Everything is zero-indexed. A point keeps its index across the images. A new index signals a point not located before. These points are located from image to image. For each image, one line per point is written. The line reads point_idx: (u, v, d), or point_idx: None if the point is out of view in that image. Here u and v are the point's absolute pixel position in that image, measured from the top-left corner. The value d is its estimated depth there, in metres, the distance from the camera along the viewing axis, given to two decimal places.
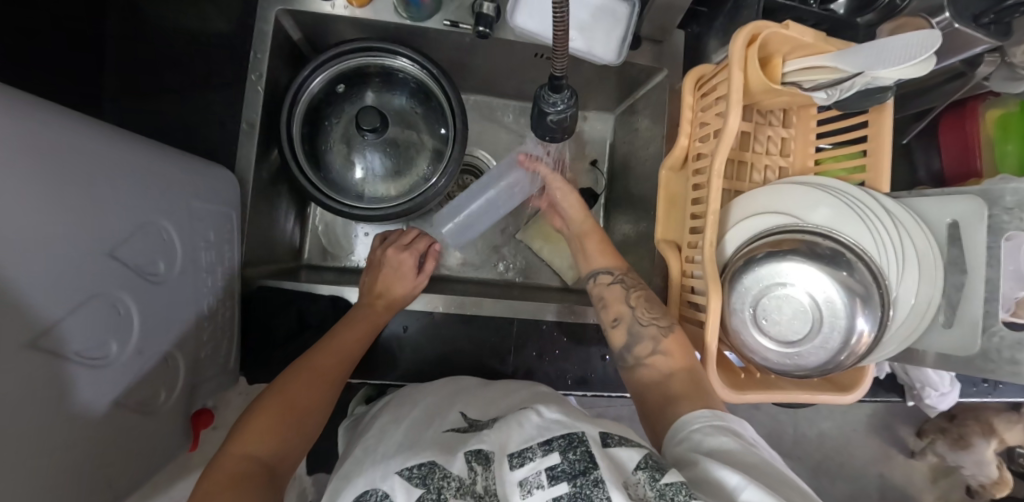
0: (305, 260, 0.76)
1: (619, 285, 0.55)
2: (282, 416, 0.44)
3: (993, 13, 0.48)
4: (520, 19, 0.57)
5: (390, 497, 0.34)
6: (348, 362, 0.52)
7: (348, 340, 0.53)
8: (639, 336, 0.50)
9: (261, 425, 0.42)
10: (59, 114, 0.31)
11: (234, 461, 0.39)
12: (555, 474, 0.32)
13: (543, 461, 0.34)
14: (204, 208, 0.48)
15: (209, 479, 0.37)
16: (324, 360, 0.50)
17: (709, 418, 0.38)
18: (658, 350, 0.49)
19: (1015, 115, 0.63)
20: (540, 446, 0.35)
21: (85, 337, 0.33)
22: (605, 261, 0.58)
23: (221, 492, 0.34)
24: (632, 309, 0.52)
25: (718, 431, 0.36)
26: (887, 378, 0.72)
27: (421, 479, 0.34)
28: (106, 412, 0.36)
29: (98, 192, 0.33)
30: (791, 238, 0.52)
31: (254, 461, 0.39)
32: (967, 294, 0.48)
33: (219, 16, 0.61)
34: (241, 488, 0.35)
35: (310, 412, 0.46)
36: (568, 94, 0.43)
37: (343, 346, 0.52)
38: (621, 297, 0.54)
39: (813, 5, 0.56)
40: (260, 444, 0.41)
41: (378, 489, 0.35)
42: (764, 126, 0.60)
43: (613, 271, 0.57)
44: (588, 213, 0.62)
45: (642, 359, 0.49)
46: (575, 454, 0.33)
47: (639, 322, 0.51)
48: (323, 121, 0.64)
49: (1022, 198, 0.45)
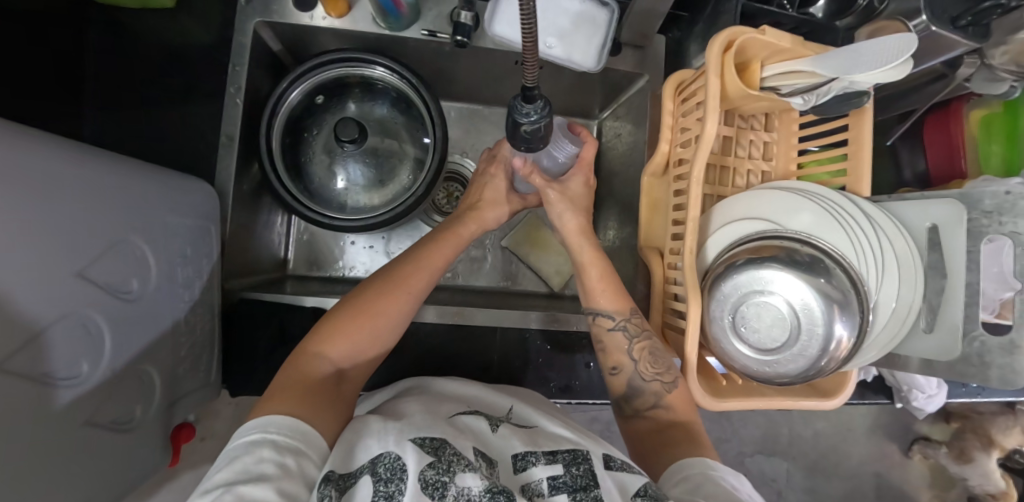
0: (291, 270, 0.76)
1: (621, 332, 0.52)
2: (362, 324, 0.47)
3: (969, 16, 0.48)
4: (498, 28, 0.57)
5: (402, 462, 0.32)
6: (428, 284, 0.52)
7: (434, 260, 0.53)
8: (640, 391, 0.50)
9: (343, 330, 0.46)
10: (25, 138, 0.31)
11: (311, 359, 0.44)
12: (557, 484, 0.35)
13: (546, 468, 0.36)
14: (181, 223, 0.48)
15: (295, 371, 0.42)
16: (411, 279, 0.51)
17: (703, 467, 0.40)
18: (660, 404, 0.49)
19: (1000, 115, 0.65)
20: (543, 455, 0.38)
21: (56, 360, 0.32)
22: (607, 305, 0.54)
23: (293, 393, 0.39)
24: (634, 362, 0.51)
25: (713, 480, 0.39)
26: (874, 380, 0.71)
27: (432, 450, 0.33)
28: (82, 432, 0.36)
29: (69, 213, 0.33)
30: (770, 245, 0.52)
31: (327, 364, 0.44)
32: (947, 299, 0.48)
33: (201, 29, 0.62)
34: (306, 395, 0.39)
35: (387, 326, 0.48)
36: (541, 105, 0.42)
37: (428, 267, 0.52)
38: (622, 347, 0.52)
39: (791, 9, 0.56)
40: (337, 349, 0.45)
41: (390, 453, 0.33)
42: (746, 131, 0.60)
43: (615, 317, 0.53)
44: (586, 238, 0.56)
45: (642, 411, 0.50)
46: (578, 470, 0.36)
47: (641, 378, 0.51)
48: (304, 133, 0.65)
49: (1000, 201, 0.45)
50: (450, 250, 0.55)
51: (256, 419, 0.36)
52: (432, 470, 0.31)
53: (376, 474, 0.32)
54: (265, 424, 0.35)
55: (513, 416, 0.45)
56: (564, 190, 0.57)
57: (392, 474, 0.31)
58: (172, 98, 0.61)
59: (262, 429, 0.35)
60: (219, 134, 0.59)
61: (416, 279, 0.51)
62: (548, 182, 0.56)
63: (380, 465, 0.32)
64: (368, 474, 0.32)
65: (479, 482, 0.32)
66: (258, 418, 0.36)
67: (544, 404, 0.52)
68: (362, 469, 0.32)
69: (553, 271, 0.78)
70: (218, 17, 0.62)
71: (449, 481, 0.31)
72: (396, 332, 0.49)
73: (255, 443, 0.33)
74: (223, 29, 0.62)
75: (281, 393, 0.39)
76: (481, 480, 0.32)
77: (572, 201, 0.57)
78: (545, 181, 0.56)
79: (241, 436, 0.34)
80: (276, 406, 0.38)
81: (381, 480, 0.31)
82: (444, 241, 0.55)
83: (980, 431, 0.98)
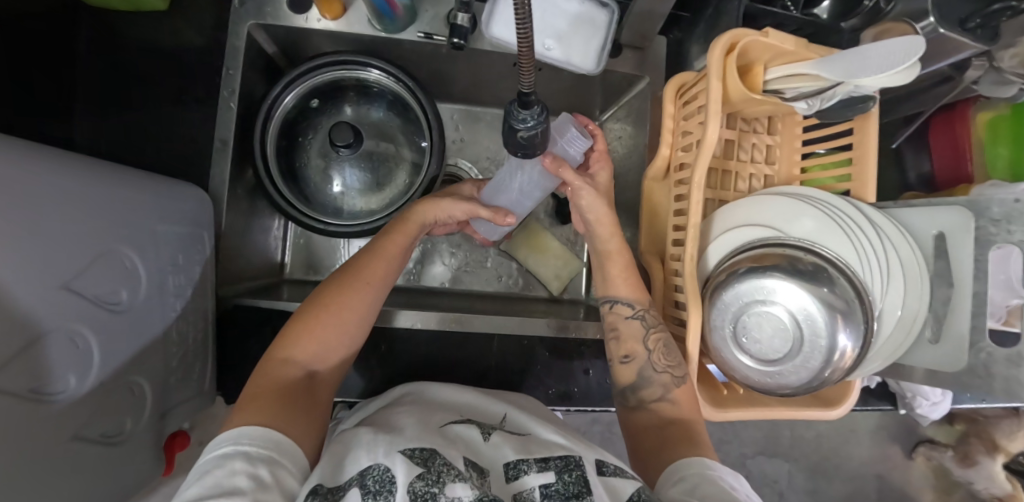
0: (287, 274, 0.75)
1: (638, 321, 0.52)
2: (326, 324, 0.46)
3: (980, 17, 0.48)
4: (495, 29, 0.56)
5: (391, 474, 0.31)
6: (388, 273, 0.51)
7: (392, 250, 0.52)
8: (649, 381, 0.49)
9: (308, 332, 0.45)
10: (9, 149, 0.30)
11: (277, 364, 0.43)
12: (549, 492, 0.33)
13: (538, 476, 0.35)
14: (170, 230, 0.48)
15: (262, 379, 0.41)
16: (368, 270, 0.50)
17: (702, 466, 0.38)
18: (667, 397, 0.48)
19: (1008, 118, 0.61)
20: (535, 462, 0.36)
21: (43, 376, 0.32)
22: (626, 292, 0.53)
23: (262, 401, 0.39)
24: (648, 351, 0.50)
25: (709, 480, 0.36)
26: (878, 386, 0.70)
27: (422, 460, 0.32)
28: (71, 446, 0.36)
29: (53, 225, 0.32)
30: (773, 253, 0.51)
31: (293, 366, 0.43)
32: (953, 308, 0.47)
33: (194, 31, 0.61)
34: (275, 402, 0.39)
35: (352, 322, 0.47)
36: (538, 110, 0.41)
37: (386, 257, 0.51)
38: (638, 335, 0.51)
39: (794, 11, 0.55)
40: (303, 351, 0.44)
41: (380, 464, 0.32)
42: (749, 134, 0.59)
43: (634, 305, 0.52)
44: (617, 230, 0.54)
45: (646, 403, 0.49)
46: (570, 477, 0.35)
47: (652, 368, 0.49)
48: (299, 136, 0.64)
49: (1009, 209, 0.43)
50: (409, 236, 0.54)
51: (227, 432, 0.35)
52: (421, 481, 0.30)
53: (364, 486, 0.31)
54: (237, 435, 0.35)
55: (507, 423, 0.44)
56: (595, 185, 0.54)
57: (381, 486, 0.31)
58: (165, 103, 0.60)
59: (233, 442, 0.34)
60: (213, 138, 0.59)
61: (374, 270, 0.50)
62: (580, 177, 0.52)
63: (369, 478, 0.31)
64: (356, 486, 0.31)
65: (470, 492, 0.30)
66: (230, 430, 0.35)
67: (539, 411, 0.51)
68: (351, 481, 0.32)
69: (552, 276, 0.77)
70: (211, 19, 0.61)
71: (439, 492, 0.30)
72: (363, 327, 0.49)
73: (227, 456, 0.32)
74: (216, 31, 0.61)
75: (248, 402, 0.39)
76: (471, 490, 0.30)
77: (605, 195, 0.54)
78: (578, 176, 0.52)
79: (211, 451, 0.33)
80: (246, 417, 0.37)
81: (369, 493, 0.30)
82: (400, 229, 0.53)
83: (985, 435, 0.96)
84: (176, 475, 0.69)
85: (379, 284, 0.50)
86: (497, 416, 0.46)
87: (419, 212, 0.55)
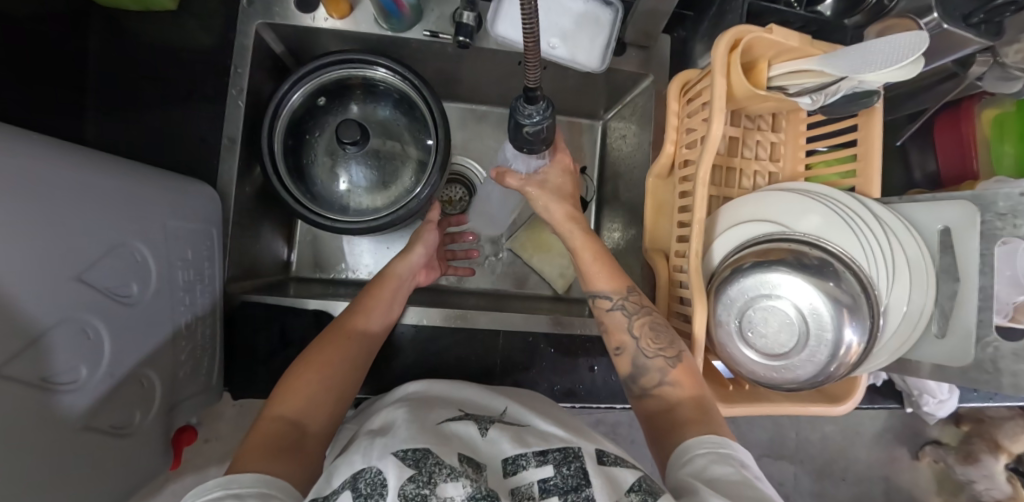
0: (294, 272, 0.76)
1: (620, 311, 0.51)
2: (310, 375, 0.45)
3: (982, 14, 0.47)
4: (500, 28, 0.57)
5: (382, 478, 0.29)
6: (374, 331, 0.54)
7: (371, 306, 0.55)
8: (646, 369, 0.48)
9: (292, 388, 0.44)
10: (30, 145, 0.31)
11: (268, 422, 0.41)
12: (547, 487, 0.32)
13: (536, 472, 0.33)
14: (182, 225, 0.48)
15: (249, 437, 0.39)
16: (354, 327, 0.52)
17: (715, 444, 0.38)
18: (666, 381, 0.46)
19: (1012, 115, 0.64)
20: (534, 456, 0.35)
21: (60, 362, 0.33)
22: (605, 285, 0.52)
23: (256, 451, 0.37)
24: (636, 340, 0.49)
25: (723, 459, 0.36)
26: (885, 385, 0.71)
27: (413, 461, 0.30)
28: (83, 437, 0.36)
29: (70, 217, 0.33)
30: (779, 247, 0.51)
31: (284, 421, 0.41)
32: (961, 302, 0.47)
33: (203, 31, 0.62)
34: (267, 451, 0.37)
35: (336, 371, 0.47)
36: (544, 106, 0.41)
37: (367, 312, 0.54)
38: (623, 326, 0.50)
39: (798, 8, 0.56)
40: (291, 406, 0.43)
41: (372, 468, 0.31)
42: (753, 132, 0.59)
43: (613, 297, 0.51)
44: (574, 224, 0.56)
45: (648, 391, 0.47)
46: (569, 469, 0.33)
47: (644, 355, 0.48)
48: (306, 135, 0.64)
49: (1015, 203, 0.43)
50: (391, 291, 0.58)
51: (211, 477, 0.32)
52: (412, 484, 0.29)
53: (356, 489, 0.29)
54: (227, 480, 0.32)
55: (507, 415, 0.43)
56: (543, 185, 0.57)
57: (372, 490, 0.29)
58: (175, 100, 0.61)
59: (223, 486, 0.31)
60: (222, 135, 0.60)
61: (358, 325, 0.52)
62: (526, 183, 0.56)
63: (361, 481, 0.30)
64: (347, 490, 0.30)
65: (462, 491, 0.29)
66: (212, 476, 0.32)
67: (542, 405, 0.50)
68: (342, 485, 0.30)
69: (557, 274, 0.77)
70: (220, 19, 0.62)
71: (430, 493, 0.28)
72: (352, 379, 0.48)
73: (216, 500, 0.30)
74: (226, 31, 0.62)
75: (241, 456, 0.37)
76: (464, 489, 0.29)
77: (553, 193, 0.57)
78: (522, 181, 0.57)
79: (196, 496, 0.30)
80: (235, 469, 0.35)
81: (360, 496, 0.29)
82: (383, 285, 0.57)
83: (988, 435, 0.98)
84: (183, 472, 0.70)
85: (361, 339, 0.51)
86: (496, 409, 0.45)
87: (397, 268, 0.60)
